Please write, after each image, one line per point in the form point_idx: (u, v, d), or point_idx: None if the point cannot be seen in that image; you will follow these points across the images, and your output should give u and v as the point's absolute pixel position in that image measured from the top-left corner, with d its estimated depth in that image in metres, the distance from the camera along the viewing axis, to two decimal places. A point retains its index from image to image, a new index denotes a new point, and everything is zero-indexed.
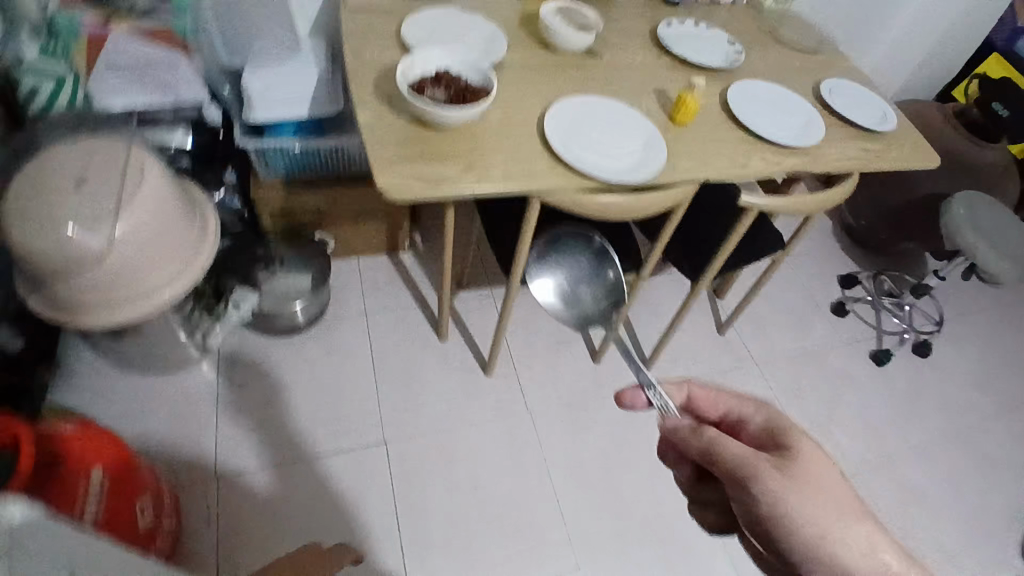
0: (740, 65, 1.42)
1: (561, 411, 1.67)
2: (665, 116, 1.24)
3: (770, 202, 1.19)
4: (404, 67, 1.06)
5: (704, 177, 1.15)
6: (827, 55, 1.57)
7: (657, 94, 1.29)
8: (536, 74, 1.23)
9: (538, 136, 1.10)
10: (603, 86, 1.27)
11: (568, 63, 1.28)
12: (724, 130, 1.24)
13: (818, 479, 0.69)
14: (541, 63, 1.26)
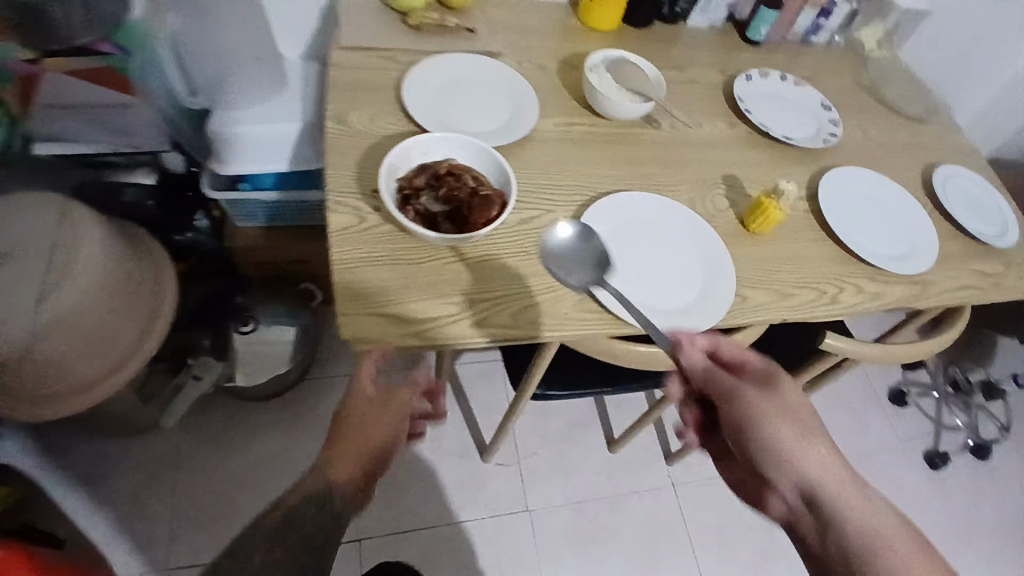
0: (834, 140, 1.11)
1: (571, 516, 1.40)
2: (734, 219, 0.95)
3: (858, 350, 0.92)
4: (392, 159, 0.80)
5: (782, 318, 0.87)
6: (944, 127, 1.24)
7: (726, 183, 1.00)
8: (571, 153, 0.96)
9: (567, 255, 0.83)
10: (655, 169, 0.99)
11: (611, 134, 1.00)
12: (810, 243, 0.95)
13: (794, 401, 0.72)
14: (579, 136, 0.98)
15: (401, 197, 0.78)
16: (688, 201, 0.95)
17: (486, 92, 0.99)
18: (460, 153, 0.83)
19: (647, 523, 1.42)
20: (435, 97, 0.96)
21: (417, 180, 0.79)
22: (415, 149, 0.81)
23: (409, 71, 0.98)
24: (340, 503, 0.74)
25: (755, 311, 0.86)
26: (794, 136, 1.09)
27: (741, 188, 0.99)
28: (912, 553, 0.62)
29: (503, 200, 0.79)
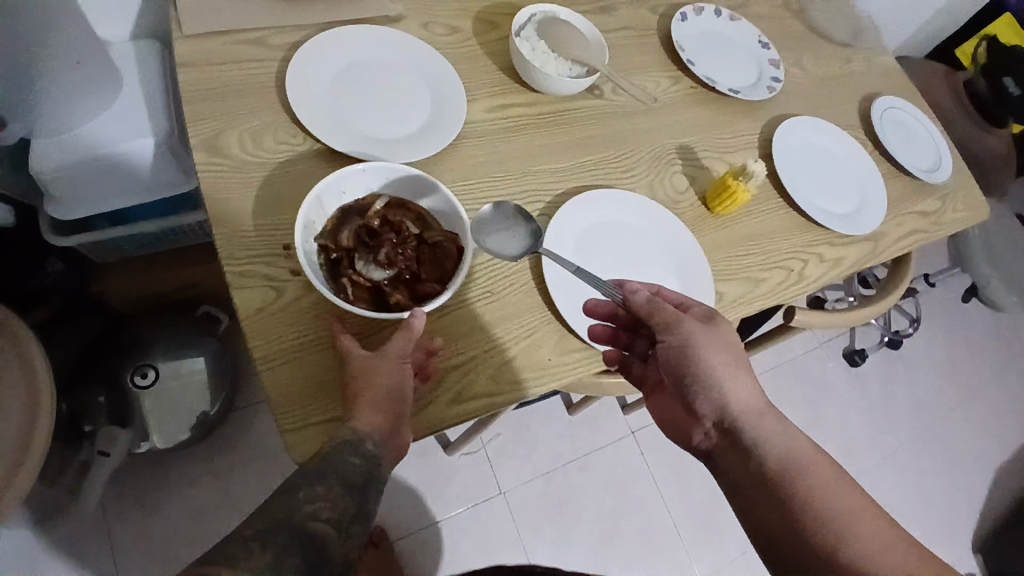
0: (777, 84, 1.04)
1: (539, 486, 1.35)
2: (696, 199, 0.87)
3: (819, 321, 0.91)
4: (308, 225, 0.62)
5: (755, 307, 0.83)
6: (870, 50, 1.20)
7: (682, 156, 0.90)
8: (513, 146, 0.81)
9: (537, 286, 0.72)
10: (609, 148, 0.86)
11: (553, 112, 0.85)
12: (770, 216, 0.90)
13: (730, 336, 0.68)
14: (518, 122, 0.83)
15: (330, 264, 0.64)
16: (648, 187, 0.85)
17: (394, 78, 0.78)
18: (389, 188, 0.67)
19: (613, 476, 1.40)
20: (330, 94, 0.74)
21: (342, 237, 0.65)
22: (331, 193, 0.64)
23: (292, 58, 0.74)
24: (371, 450, 0.60)
25: (733, 307, 0.81)
26: (739, 87, 1.00)
27: (697, 161, 0.90)
28: (825, 475, 0.63)
29: (457, 245, 0.66)
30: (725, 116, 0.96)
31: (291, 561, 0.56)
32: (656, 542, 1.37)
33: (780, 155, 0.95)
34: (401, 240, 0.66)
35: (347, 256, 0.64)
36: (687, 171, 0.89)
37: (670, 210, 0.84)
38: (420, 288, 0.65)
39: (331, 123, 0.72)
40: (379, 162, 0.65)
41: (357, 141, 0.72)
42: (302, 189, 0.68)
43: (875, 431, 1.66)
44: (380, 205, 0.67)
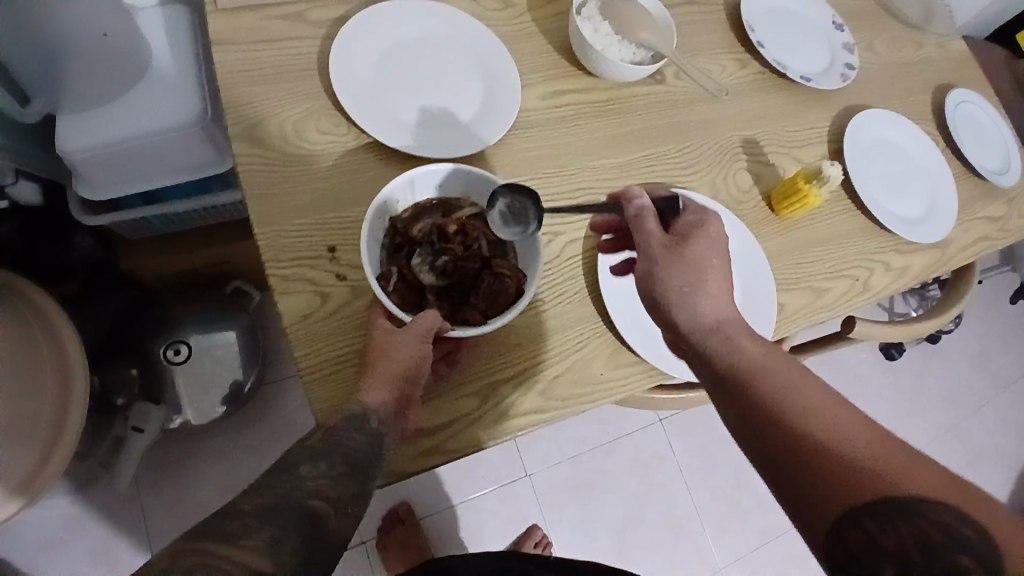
0: (851, 69, 0.95)
1: (566, 469, 1.32)
2: (760, 199, 0.81)
3: (877, 332, 0.87)
4: (386, 206, 0.61)
5: (816, 317, 0.79)
6: (948, 32, 1.10)
7: (747, 151, 0.84)
8: (569, 138, 0.75)
9: (589, 294, 0.68)
10: (670, 140, 0.80)
11: (613, 100, 0.79)
12: (836, 220, 0.84)
13: (703, 248, 0.66)
14: (575, 111, 0.76)
15: (392, 245, 0.62)
16: (709, 185, 0.80)
17: (444, 61, 0.71)
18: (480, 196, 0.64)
19: (640, 461, 1.37)
20: (376, 77, 0.68)
21: (414, 229, 0.63)
22: (420, 184, 0.62)
23: (337, 36, 0.68)
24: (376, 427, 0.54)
25: (789, 320, 0.77)
26: (811, 74, 0.92)
27: (762, 156, 0.84)
28: (810, 395, 0.55)
29: (519, 286, 0.61)
30: (794, 107, 0.89)
31: (290, 543, 0.43)
32: (677, 530, 1.35)
33: (850, 151, 0.88)
34: (468, 253, 0.63)
35: (411, 245, 0.62)
36: (749, 167, 0.83)
37: (733, 212, 0.79)
38: (461, 311, 0.62)
39: (379, 112, 0.67)
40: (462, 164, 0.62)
41: (406, 133, 0.67)
42: (349, 184, 0.64)
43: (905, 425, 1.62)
44: (467, 211, 0.64)
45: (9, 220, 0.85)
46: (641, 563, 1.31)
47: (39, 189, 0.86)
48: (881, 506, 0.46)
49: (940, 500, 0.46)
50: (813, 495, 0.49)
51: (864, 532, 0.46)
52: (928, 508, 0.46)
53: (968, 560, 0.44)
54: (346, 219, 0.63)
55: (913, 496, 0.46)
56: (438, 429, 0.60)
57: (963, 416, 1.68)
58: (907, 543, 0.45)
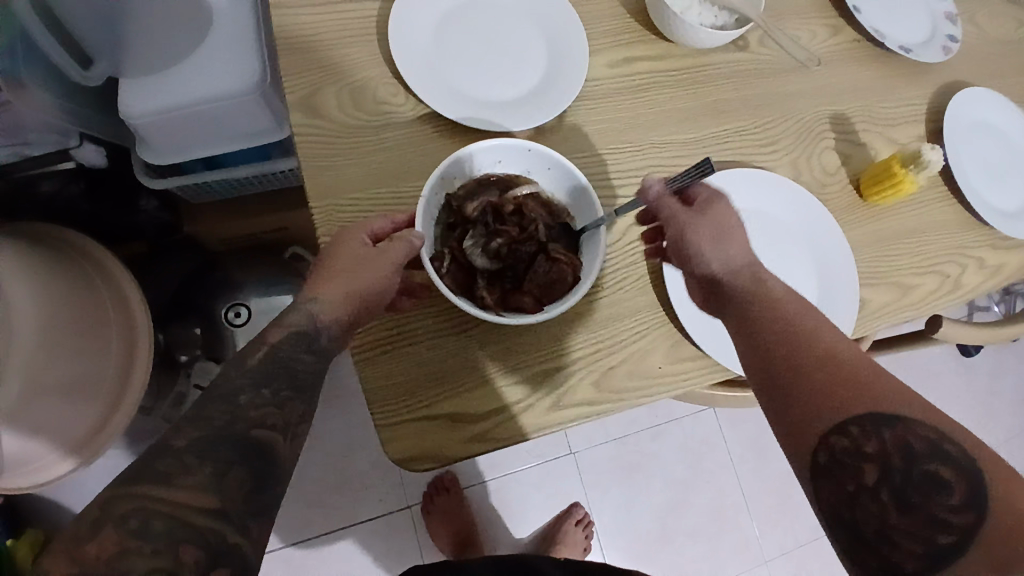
0: (955, 40, 0.84)
1: (612, 450, 1.30)
2: (845, 182, 0.74)
3: (968, 334, 0.79)
4: (446, 179, 0.58)
5: (901, 316, 0.72)
6: None
7: (835, 128, 0.76)
8: (637, 110, 0.69)
9: (653, 282, 0.64)
10: (750, 114, 0.73)
11: (687, 67, 0.72)
12: (931, 209, 0.76)
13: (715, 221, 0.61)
14: (646, 81, 0.71)
15: (446, 223, 0.60)
16: (790, 166, 0.73)
17: (511, 26, 0.67)
18: (549, 179, 0.61)
19: (688, 447, 1.33)
20: (437, 42, 0.65)
21: (469, 206, 0.60)
22: (483, 161, 0.59)
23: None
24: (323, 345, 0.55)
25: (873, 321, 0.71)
26: (911, 43, 0.81)
27: (853, 136, 0.76)
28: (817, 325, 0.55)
29: (575, 272, 0.58)
30: (892, 79, 0.80)
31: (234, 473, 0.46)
32: (724, 519, 1.32)
33: (956, 132, 0.79)
34: (523, 236, 0.60)
35: (465, 225, 0.60)
36: (838, 148, 0.75)
37: (814, 196, 0.72)
38: (514, 298, 0.59)
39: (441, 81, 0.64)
40: (532, 141, 0.58)
41: (464, 103, 0.64)
42: (411, 158, 0.62)
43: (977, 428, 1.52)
44: (529, 195, 0.62)
45: (76, 181, 0.90)
46: (683, 550, 1.29)
47: (104, 152, 0.88)
48: (876, 418, 0.48)
49: (924, 418, 0.48)
50: (806, 404, 0.51)
51: (852, 437, 0.48)
52: (915, 420, 0.48)
53: (949, 472, 0.46)
54: (402, 194, 0.61)
55: (905, 412, 0.48)
56: (487, 416, 0.58)
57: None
58: (891, 449, 0.47)
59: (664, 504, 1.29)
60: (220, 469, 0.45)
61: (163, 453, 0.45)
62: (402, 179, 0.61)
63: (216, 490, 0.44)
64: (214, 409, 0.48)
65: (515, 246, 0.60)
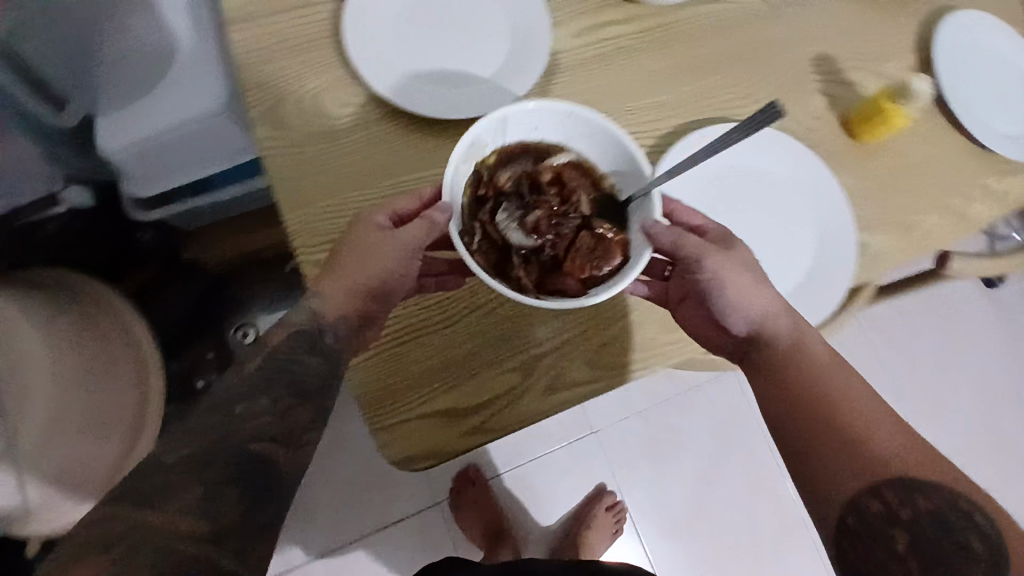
0: None
1: (636, 425, 1.28)
2: (836, 124, 0.71)
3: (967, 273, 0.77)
4: (477, 146, 0.55)
5: (896, 263, 0.70)
6: None
7: (820, 71, 0.73)
8: (606, 81, 0.68)
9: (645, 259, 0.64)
10: (725, 68, 0.70)
11: (657, 28, 0.70)
12: (928, 145, 0.73)
13: (757, 271, 0.58)
14: (616, 46, 0.69)
15: (477, 195, 0.57)
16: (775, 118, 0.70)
17: (465, 8, 0.66)
18: (590, 146, 0.58)
19: (716, 416, 1.31)
20: (397, 35, 0.64)
21: (502, 179, 0.58)
22: (519, 128, 0.56)
23: None
24: (328, 346, 0.53)
25: (871, 267, 0.69)
26: None
27: (840, 76, 0.73)
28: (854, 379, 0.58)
29: (625, 248, 0.54)
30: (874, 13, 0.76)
31: (229, 492, 0.45)
32: (757, 483, 1.30)
33: (943, 58, 0.75)
34: (564, 209, 0.57)
35: (498, 197, 0.57)
36: (822, 91, 0.72)
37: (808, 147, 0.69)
38: (557, 280, 0.55)
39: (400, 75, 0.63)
40: (572, 105, 0.55)
41: (424, 97, 0.62)
42: (379, 158, 0.62)
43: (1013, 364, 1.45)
44: (570, 162, 0.58)
45: None
46: (719, 519, 1.28)
47: (90, 191, 0.91)
48: (905, 487, 0.51)
49: (955, 495, 0.51)
50: (840, 462, 0.54)
51: (885, 502, 0.51)
52: (944, 495, 0.50)
53: (978, 546, 0.49)
54: (370, 197, 0.61)
55: (931, 483, 0.51)
56: (484, 406, 0.58)
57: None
58: (924, 518, 0.50)
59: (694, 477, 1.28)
60: (212, 487, 0.45)
61: (156, 471, 0.45)
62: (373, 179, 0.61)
63: (209, 515, 0.44)
64: (209, 421, 0.48)
65: (558, 224, 0.57)
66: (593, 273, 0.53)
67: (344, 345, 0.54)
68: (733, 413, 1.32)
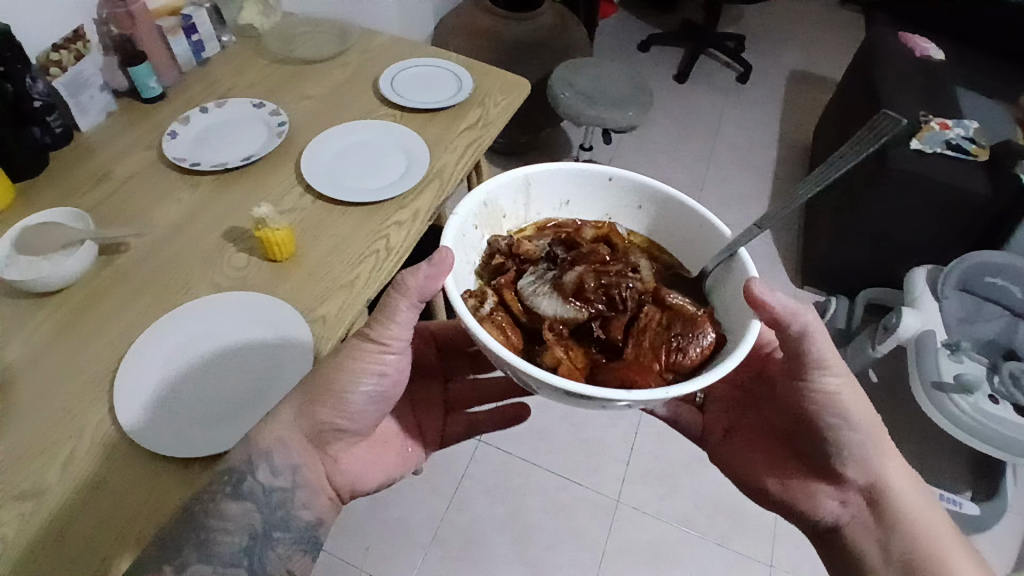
0: (273, 147, 1.06)
1: (554, 521, 1.36)
2: (232, 277, 0.87)
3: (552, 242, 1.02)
4: (489, 219, 0.62)
5: (394, 258, 0.91)
6: (319, 91, 1.21)
7: (232, 238, 0.92)
8: (93, 315, 0.81)
9: (320, 300, 0.85)
10: (135, 307, 0.82)
11: (49, 310, 0.82)
12: (319, 237, 0.93)
13: (859, 413, 0.66)
14: (68, 321, 0.80)
15: (499, 262, 0.61)
16: (180, 310, 0.81)
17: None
18: (630, 218, 0.65)
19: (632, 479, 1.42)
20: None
21: (527, 247, 0.61)
22: (551, 204, 0.65)
23: None
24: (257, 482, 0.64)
25: (337, 320, 0.83)
26: (230, 158, 1.04)
27: (221, 252, 0.90)
28: (934, 532, 0.67)
29: (707, 334, 0.55)
30: (191, 247, 0.90)
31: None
32: (704, 540, 1.35)
33: (303, 191, 1.00)
34: (619, 277, 0.58)
35: (519, 266, 0.61)
36: (252, 246, 0.91)
37: (220, 298, 0.83)
38: (602, 371, 0.53)
39: (36, 399, 0.73)
40: (613, 168, 0.63)
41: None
42: (30, 468, 0.67)
43: (914, 304, 1.41)
44: (603, 229, 0.63)
45: None
46: None
47: None
48: None
49: None
50: None
51: None
52: None
53: None
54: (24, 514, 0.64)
55: None
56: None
57: (913, 181, 1.50)
58: None
59: (597, 541, 1.34)
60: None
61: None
62: (43, 492, 0.65)
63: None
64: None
65: (597, 300, 0.57)
66: (640, 366, 0.53)
67: (273, 481, 0.64)
68: (580, 431, 1.49)
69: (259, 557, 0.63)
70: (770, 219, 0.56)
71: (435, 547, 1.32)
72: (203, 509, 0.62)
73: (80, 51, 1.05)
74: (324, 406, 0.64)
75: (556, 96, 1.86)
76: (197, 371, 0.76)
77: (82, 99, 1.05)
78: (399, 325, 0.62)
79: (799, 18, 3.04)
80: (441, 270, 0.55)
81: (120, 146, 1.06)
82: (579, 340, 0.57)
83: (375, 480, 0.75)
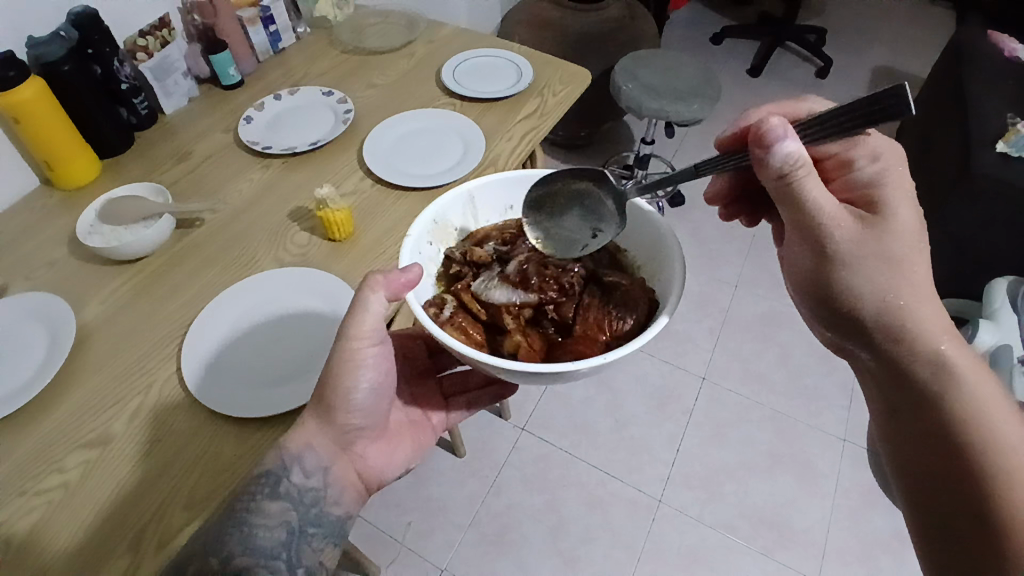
0: (338, 134, 1.11)
1: (591, 515, 1.35)
2: (299, 254, 0.92)
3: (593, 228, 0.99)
4: (442, 232, 0.69)
5: None
6: (384, 80, 1.25)
7: (298, 220, 0.97)
8: (166, 282, 0.88)
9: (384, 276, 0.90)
10: (201, 278, 0.89)
11: (130, 276, 0.90)
12: (382, 218, 0.97)
13: (847, 240, 0.59)
14: (143, 286, 0.88)
15: (455, 272, 0.69)
16: (245, 284, 0.86)
17: (31, 322, 0.82)
18: None
19: (674, 480, 1.40)
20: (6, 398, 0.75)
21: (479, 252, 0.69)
22: (497, 210, 0.73)
23: None
24: (291, 484, 0.67)
25: None
26: (299, 143, 1.09)
27: (290, 229, 0.95)
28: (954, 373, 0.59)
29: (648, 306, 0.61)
30: (259, 225, 0.96)
31: None
32: (745, 546, 1.31)
33: (364, 175, 1.05)
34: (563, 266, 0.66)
35: (475, 272, 0.68)
36: (313, 225, 0.96)
37: (257, 276, 0.88)
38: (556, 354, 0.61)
39: (106, 358, 0.80)
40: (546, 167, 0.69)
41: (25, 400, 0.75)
42: (97, 419, 0.74)
43: (992, 317, 1.31)
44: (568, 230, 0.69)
45: None
46: None
47: None
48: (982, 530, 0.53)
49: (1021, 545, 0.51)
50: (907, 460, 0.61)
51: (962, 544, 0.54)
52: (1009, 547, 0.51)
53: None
54: (92, 457, 0.71)
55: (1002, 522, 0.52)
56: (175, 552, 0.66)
57: (1000, 187, 1.39)
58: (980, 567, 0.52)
59: (635, 540, 1.32)
60: None
61: None
62: (106, 441, 0.72)
63: None
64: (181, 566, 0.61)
65: (541, 285, 0.65)
66: (577, 340, 0.61)
67: (301, 479, 0.67)
68: (623, 428, 1.48)
69: (296, 550, 0.66)
70: (711, 162, 0.61)
71: (473, 527, 1.35)
72: (245, 506, 0.65)
73: (166, 38, 1.15)
74: (332, 403, 0.66)
75: (617, 87, 1.84)
76: (247, 339, 0.81)
77: (166, 83, 1.14)
78: (372, 315, 0.62)
79: (890, 11, 2.83)
80: (405, 279, 0.60)
81: (200, 128, 1.14)
82: (535, 325, 0.65)
83: (398, 467, 0.78)
